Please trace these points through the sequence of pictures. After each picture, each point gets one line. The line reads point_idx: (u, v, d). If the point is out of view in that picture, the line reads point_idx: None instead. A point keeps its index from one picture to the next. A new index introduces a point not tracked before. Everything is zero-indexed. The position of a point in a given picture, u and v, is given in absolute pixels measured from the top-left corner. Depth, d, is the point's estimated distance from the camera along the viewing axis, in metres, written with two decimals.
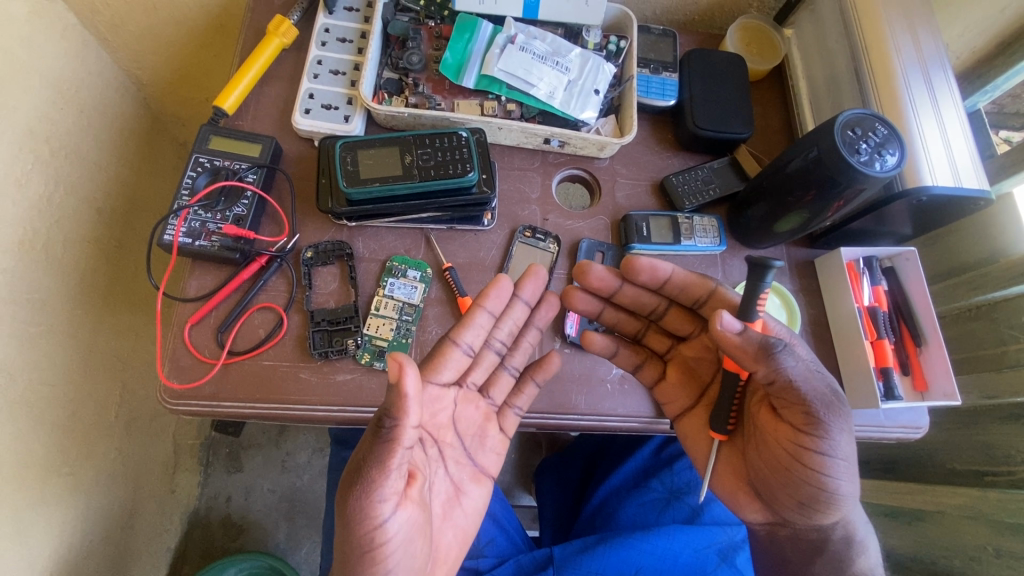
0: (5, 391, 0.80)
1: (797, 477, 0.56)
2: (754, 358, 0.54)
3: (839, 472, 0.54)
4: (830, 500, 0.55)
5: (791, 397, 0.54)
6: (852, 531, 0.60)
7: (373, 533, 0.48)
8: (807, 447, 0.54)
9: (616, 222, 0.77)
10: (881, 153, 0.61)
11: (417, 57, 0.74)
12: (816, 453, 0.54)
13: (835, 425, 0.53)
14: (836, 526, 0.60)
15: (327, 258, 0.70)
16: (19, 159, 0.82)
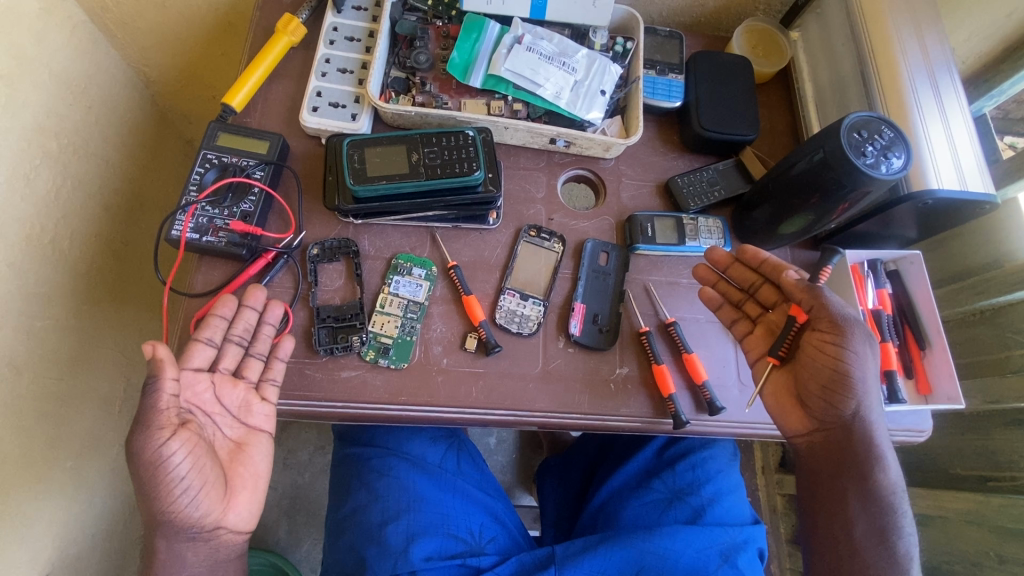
0: (11, 385, 0.80)
1: (834, 376, 0.60)
2: (800, 289, 0.64)
3: (866, 374, 0.60)
4: (858, 396, 0.60)
5: (827, 305, 0.61)
6: (884, 461, 0.61)
7: (154, 467, 0.53)
8: (839, 347, 0.59)
9: (621, 222, 0.77)
10: (887, 156, 0.61)
11: (425, 56, 0.75)
12: (848, 350, 0.59)
13: (863, 329, 0.60)
14: (868, 453, 0.61)
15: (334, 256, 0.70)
16: (28, 154, 0.82)
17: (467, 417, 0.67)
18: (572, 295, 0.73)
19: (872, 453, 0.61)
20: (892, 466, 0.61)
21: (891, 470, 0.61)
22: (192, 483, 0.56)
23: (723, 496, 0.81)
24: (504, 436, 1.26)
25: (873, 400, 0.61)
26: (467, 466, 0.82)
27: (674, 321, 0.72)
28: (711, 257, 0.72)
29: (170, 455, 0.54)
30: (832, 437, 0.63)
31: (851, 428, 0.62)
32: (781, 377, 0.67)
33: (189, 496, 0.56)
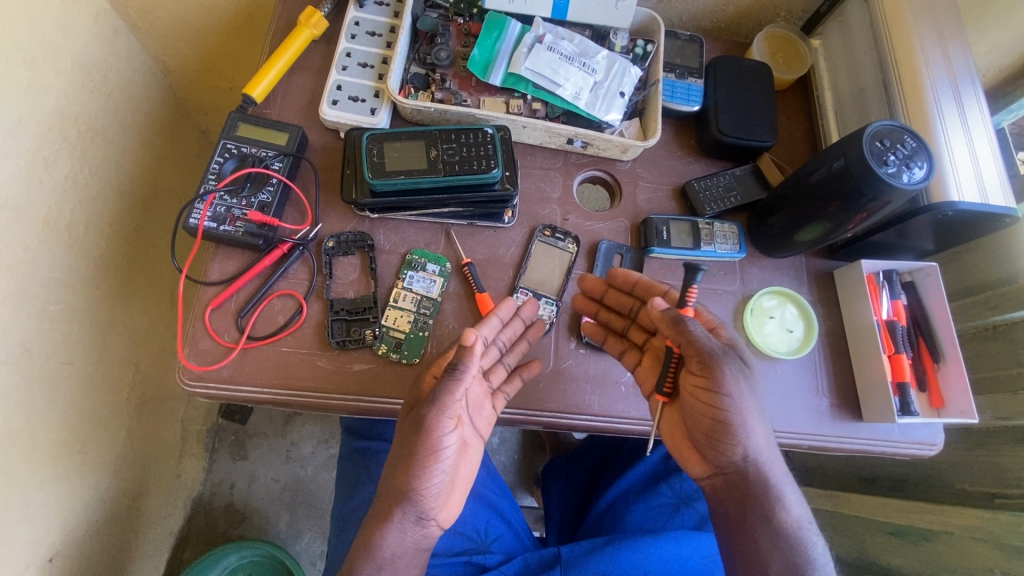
0: (23, 367, 0.81)
1: (717, 425, 0.58)
2: (668, 325, 0.59)
3: (746, 418, 0.57)
4: (742, 439, 0.58)
5: (691, 347, 0.57)
6: (784, 499, 0.59)
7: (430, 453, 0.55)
8: (713, 390, 0.57)
9: (636, 224, 0.77)
10: (909, 165, 0.60)
11: (445, 53, 0.74)
12: (721, 394, 0.56)
13: (732, 366, 0.57)
14: (764, 489, 0.59)
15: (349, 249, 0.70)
16: (48, 139, 0.83)
17: (476, 414, 0.67)
18: (585, 296, 0.73)
19: (769, 493, 0.59)
20: (792, 504, 0.60)
21: (792, 505, 0.60)
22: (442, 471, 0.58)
23: None
24: (507, 436, 1.26)
25: (761, 441, 0.59)
26: (476, 465, 0.82)
27: None
28: (585, 286, 0.71)
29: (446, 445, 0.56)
30: (731, 477, 0.61)
31: (745, 469, 0.60)
32: (675, 413, 0.66)
33: (436, 483, 0.57)
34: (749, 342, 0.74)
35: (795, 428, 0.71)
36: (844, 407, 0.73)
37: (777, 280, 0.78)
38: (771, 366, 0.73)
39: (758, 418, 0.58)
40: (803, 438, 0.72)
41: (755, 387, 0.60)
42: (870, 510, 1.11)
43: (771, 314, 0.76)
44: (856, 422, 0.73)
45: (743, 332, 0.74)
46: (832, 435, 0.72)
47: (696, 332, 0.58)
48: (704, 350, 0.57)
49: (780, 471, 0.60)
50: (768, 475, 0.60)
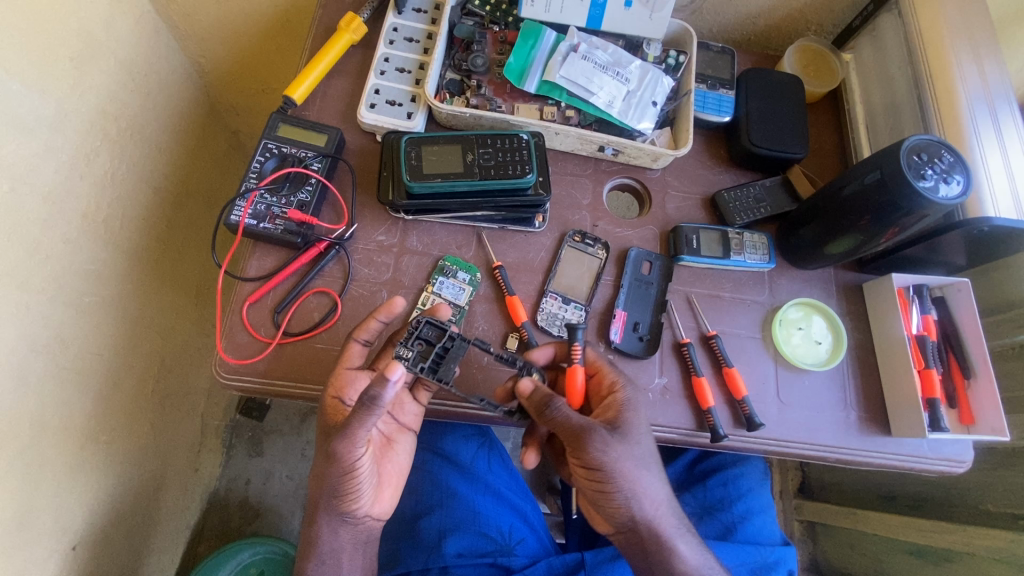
0: (57, 357, 0.83)
1: (603, 492, 0.59)
2: (535, 407, 0.60)
3: (624, 483, 0.58)
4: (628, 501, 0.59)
5: (562, 425, 0.58)
6: (679, 550, 0.60)
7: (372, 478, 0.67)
8: (589, 461, 0.58)
9: (666, 232, 0.78)
10: (946, 179, 0.60)
11: (482, 60, 0.76)
12: (596, 464, 0.58)
13: (600, 436, 0.58)
14: (660, 542, 0.60)
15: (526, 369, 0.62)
16: (90, 136, 0.85)
17: (504, 415, 0.68)
18: (613, 301, 0.73)
19: (665, 545, 0.60)
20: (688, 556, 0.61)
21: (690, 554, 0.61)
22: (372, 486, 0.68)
23: (753, 515, 0.85)
24: (522, 441, 1.26)
25: (647, 498, 0.60)
26: (497, 466, 0.83)
27: (715, 334, 0.73)
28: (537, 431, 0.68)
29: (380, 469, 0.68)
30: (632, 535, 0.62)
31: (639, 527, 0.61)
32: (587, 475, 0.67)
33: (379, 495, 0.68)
34: (776, 353, 0.74)
35: (822, 440, 0.71)
36: (871, 421, 0.73)
37: (806, 291, 0.78)
38: (799, 377, 0.73)
39: (636, 479, 0.59)
40: (830, 451, 0.71)
41: (637, 449, 0.60)
42: (889, 528, 1.07)
43: (799, 325, 0.76)
44: (884, 437, 0.72)
45: (771, 343, 0.74)
46: (860, 448, 0.71)
47: (561, 412, 0.59)
48: (573, 425, 0.58)
49: (673, 523, 0.62)
50: (659, 531, 0.60)
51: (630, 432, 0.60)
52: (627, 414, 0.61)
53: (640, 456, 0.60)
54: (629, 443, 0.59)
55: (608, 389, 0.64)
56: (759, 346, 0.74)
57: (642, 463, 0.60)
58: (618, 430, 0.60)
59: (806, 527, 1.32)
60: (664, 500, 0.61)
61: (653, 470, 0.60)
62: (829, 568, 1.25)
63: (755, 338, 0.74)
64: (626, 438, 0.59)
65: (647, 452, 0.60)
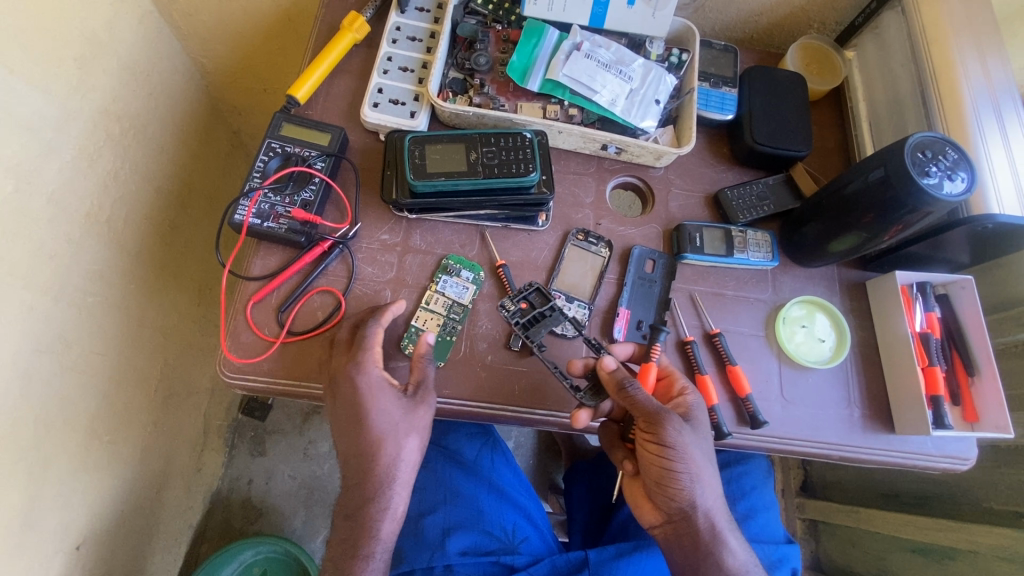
0: (61, 357, 0.83)
1: (666, 477, 0.59)
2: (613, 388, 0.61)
3: (693, 469, 0.59)
4: (690, 489, 0.59)
5: (638, 407, 0.59)
6: (729, 544, 0.60)
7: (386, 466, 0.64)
8: (661, 444, 0.58)
9: (669, 231, 0.78)
10: (951, 176, 0.60)
11: (485, 58, 0.76)
12: (668, 447, 0.58)
13: (675, 419, 0.58)
14: (712, 535, 0.60)
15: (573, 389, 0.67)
16: (93, 136, 0.85)
17: (507, 413, 0.68)
18: (617, 300, 0.73)
19: (716, 538, 0.60)
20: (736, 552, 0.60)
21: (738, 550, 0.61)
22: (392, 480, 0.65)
23: (757, 513, 0.85)
24: (525, 440, 1.26)
25: (709, 490, 0.60)
26: (501, 464, 0.83)
27: (719, 332, 0.73)
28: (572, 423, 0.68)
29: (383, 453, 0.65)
30: (681, 528, 0.61)
31: (693, 519, 0.60)
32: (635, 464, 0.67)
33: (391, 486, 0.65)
34: (780, 351, 0.74)
35: (826, 438, 0.71)
36: (875, 419, 0.72)
37: (809, 289, 0.78)
38: (803, 374, 0.73)
39: (704, 468, 0.59)
40: (834, 448, 0.71)
41: (702, 440, 0.61)
42: (891, 526, 1.07)
43: (802, 323, 0.76)
44: (888, 434, 0.72)
45: (774, 341, 0.74)
46: (864, 446, 0.71)
47: (639, 393, 0.60)
48: (649, 407, 0.59)
49: (724, 518, 0.61)
50: (716, 523, 0.60)
51: (701, 425, 0.62)
52: (698, 409, 0.63)
53: (704, 448, 0.60)
54: (699, 433, 0.61)
55: (678, 390, 0.65)
56: (763, 344, 0.74)
57: (704, 454, 0.60)
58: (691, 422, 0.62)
59: (808, 526, 1.32)
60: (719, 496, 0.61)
61: (714, 463, 0.61)
62: (830, 566, 1.25)
63: (759, 336, 0.74)
64: (696, 428, 0.61)
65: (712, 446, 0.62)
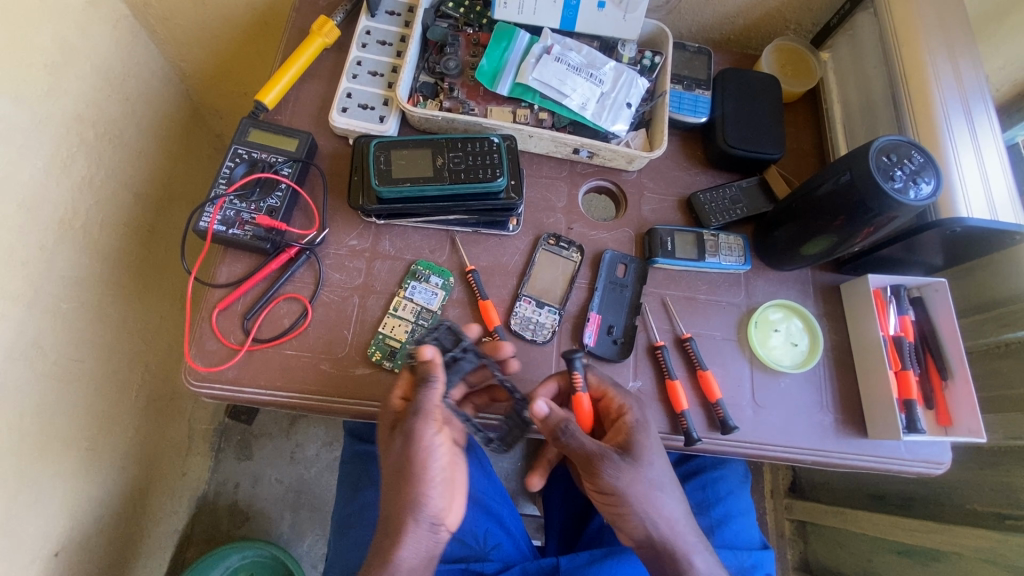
0: (36, 364, 0.82)
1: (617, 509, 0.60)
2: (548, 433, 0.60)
3: (642, 502, 0.59)
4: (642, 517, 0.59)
5: (576, 452, 0.59)
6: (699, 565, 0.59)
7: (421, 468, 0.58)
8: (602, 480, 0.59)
9: (641, 234, 0.77)
10: (915, 181, 0.60)
11: (455, 62, 0.76)
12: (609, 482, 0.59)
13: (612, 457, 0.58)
14: (675, 558, 0.60)
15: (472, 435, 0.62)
16: (66, 142, 0.85)
17: (475, 421, 0.68)
18: (587, 305, 0.73)
19: (682, 561, 0.59)
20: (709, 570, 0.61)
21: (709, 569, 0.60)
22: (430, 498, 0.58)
23: (731, 519, 0.84)
24: (509, 443, 1.26)
25: (669, 516, 0.60)
26: (476, 471, 0.83)
27: (690, 337, 0.72)
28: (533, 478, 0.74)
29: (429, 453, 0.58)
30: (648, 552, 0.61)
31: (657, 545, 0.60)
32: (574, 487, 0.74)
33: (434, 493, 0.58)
34: (753, 355, 0.73)
35: (799, 443, 0.71)
36: (849, 423, 0.72)
37: (783, 292, 0.77)
38: (776, 379, 0.73)
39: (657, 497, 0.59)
40: (807, 453, 0.71)
41: (649, 468, 0.60)
42: (878, 528, 1.06)
43: (777, 327, 0.75)
44: (861, 438, 0.72)
45: (747, 345, 0.74)
46: (836, 451, 0.71)
47: (574, 438, 0.59)
48: (586, 450, 0.59)
49: (690, 538, 0.61)
50: (682, 548, 0.60)
51: (652, 450, 0.61)
52: (642, 433, 0.61)
53: (652, 474, 0.59)
54: (646, 464, 0.59)
55: (617, 411, 0.63)
56: (735, 349, 0.74)
57: (652, 480, 0.59)
58: (634, 451, 0.60)
59: (796, 527, 1.32)
60: (680, 516, 0.61)
61: (667, 487, 0.60)
62: (818, 568, 1.24)
63: (732, 340, 0.74)
64: (644, 459, 0.60)
65: (667, 470, 0.61)
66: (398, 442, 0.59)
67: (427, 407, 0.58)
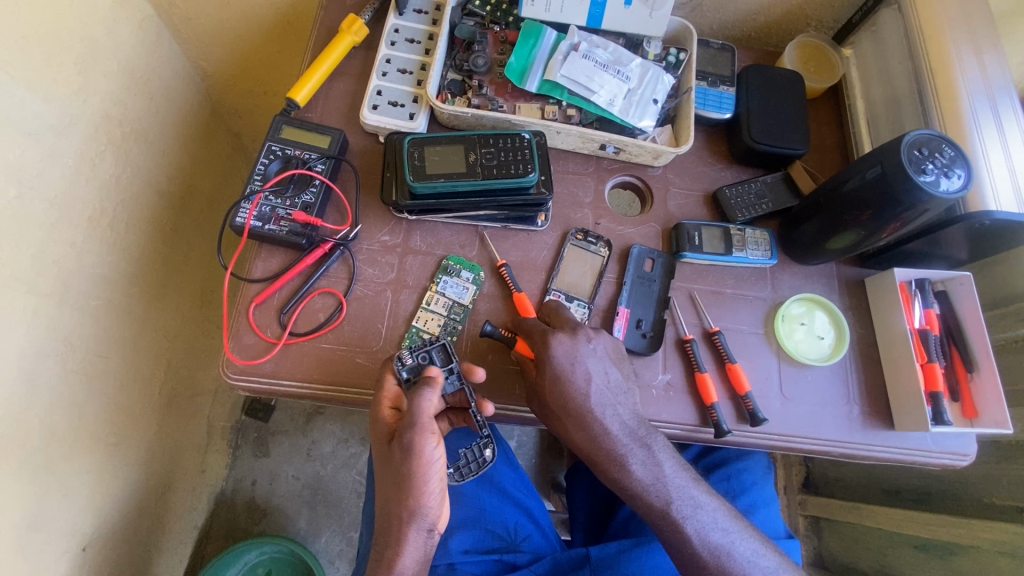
0: (66, 360, 0.83)
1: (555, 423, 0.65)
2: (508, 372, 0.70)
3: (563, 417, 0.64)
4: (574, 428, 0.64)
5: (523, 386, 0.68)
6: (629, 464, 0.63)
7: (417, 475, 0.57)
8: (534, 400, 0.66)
9: (668, 230, 0.78)
10: (947, 173, 0.61)
11: (483, 60, 0.77)
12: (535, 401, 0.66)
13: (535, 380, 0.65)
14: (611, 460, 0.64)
15: (489, 453, 0.64)
16: (95, 141, 0.86)
17: (507, 412, 0.69)
18: (616, 299, 0.74)
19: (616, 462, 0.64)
20: (647, 471, 0.64)
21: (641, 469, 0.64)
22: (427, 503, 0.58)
23: (757, 509, 0.85)
24: (526, 439, 1.27)
25: (602, 431, 0.63)
26: (504, 465, 0.83)
27: (718, 330, 0.73)
28: None
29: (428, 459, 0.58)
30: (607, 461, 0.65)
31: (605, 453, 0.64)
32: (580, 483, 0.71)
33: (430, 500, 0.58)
34: (779, 349, 0.74)
35: (826, 435, 0.71)
36: (874, 415, 0.73)
37: (808, 286, 0.78)
38: (802, 372, 0.73)
39: (578, 419, 0.63)
40: (834, 445, 0.71)
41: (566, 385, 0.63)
42: (894, 522, 1.06)
43: (802, 321, 0.76)
44: (887, 431, 0.72)
45: (773, 338, 0.75)
46: (862, 443, 0.72)
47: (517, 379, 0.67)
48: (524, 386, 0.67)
49: (626, 443, 0.64)
50: (618, 458, 0.64)
51: (562, 382, 0.63)
52: (542, 368, 0.63)
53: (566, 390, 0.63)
54: (548, 396, 0.63)
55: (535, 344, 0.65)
56: (762, 342, 0.74)
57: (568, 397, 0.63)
58: (540, 386, 0.64)
59: (810, 522, 1.32)
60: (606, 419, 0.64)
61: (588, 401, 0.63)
62: (832, 563, 1.25)
63: (758, 334, 0.75)
64: (547, 392, 0.63)
65: (582, 394, 0.63)
66: (395, 453, 0.58)
67: (423, 421, 0.58)
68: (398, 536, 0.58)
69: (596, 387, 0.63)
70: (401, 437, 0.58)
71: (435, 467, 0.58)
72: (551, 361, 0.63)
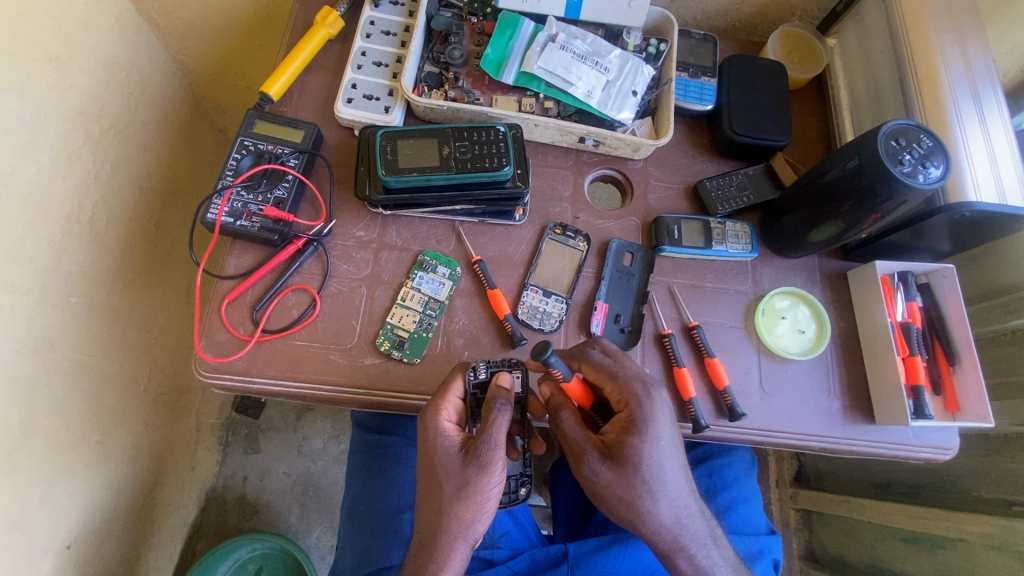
0: (45, 358, 0.82)
1: (623, 504, 0.58)
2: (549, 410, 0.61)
3: (643, 497, 0.57)
4: (649, 509, 0.58)
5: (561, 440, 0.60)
6: (696, 551, 0.60)
7: (474, 495, 0.57)
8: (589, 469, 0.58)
9: (648, 223, 0.77)
10: (924, 165, 0.60)
11: (459, 51, 0.76)
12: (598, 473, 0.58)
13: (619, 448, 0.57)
14: (676, 547, 0.60)
15: (524, 492, 0.71)
16: (72, 136, 0.85)
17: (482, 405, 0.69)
18: (595, 294, 0.73)
19: (685, 548, 0.60)
20: (717, 565, 0.61)
21: (710, 555, 0.61)
22: (479, 520, 0.58)
23: (738, 505, 0.85)
24: None
25: (677, 514, 0.59)
26: None
27: (697, 324, 0.72)
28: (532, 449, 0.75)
29: (490, 481, 0.57)
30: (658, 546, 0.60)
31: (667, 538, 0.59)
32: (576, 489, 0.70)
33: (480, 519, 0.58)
34: (760, 343, 0.73)
35: (807, 430, 0.71)
36: (856, 409, 0.72)
37: (790, 280, 0.77)
38: (783, 366, 0.73)
39: (664, 497, 0.58)
40: (814, 439, 0.71)
41: (655, 461, 0.57)
42: (884, 516, 1.05)
43: (784, 314, 0.75)
44: (868, 425, 0.72)
45: (754, 333, 0.74)
46: (844, 437, 0.71)
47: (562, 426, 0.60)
48: (572, 443, 0.59)
49: (698, 529, 0.60)
50: (691, 546, 0.60)
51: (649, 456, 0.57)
52: (637, 434, 0.57)
53: (655, 468, 0.57)
54: (641, 469, 0.57)
55: (616, 398, 0.59)
56: (742, 336, 0.74)
57: (652, 474, 0.57)
58: (627, 453, 0.57)
59: (801, 516, 1.31)
60: (682, 504, 0.59)
61: (673, 481, 0.58)
62: (824, 557, 1.24)
63: (738, 328, 0.74)
64: (637, 462, 0.57)
65: (672, 469, 0.58)
66: (464, 469, 0.57)
67: (502, 439, 0.58)
68: (444, 550, 0.57)
69: (679, 465, 0.59)
70: (476, 453, 0.57)
71: (496, 487, 0.58)
72: (647, 426, 0.57)
